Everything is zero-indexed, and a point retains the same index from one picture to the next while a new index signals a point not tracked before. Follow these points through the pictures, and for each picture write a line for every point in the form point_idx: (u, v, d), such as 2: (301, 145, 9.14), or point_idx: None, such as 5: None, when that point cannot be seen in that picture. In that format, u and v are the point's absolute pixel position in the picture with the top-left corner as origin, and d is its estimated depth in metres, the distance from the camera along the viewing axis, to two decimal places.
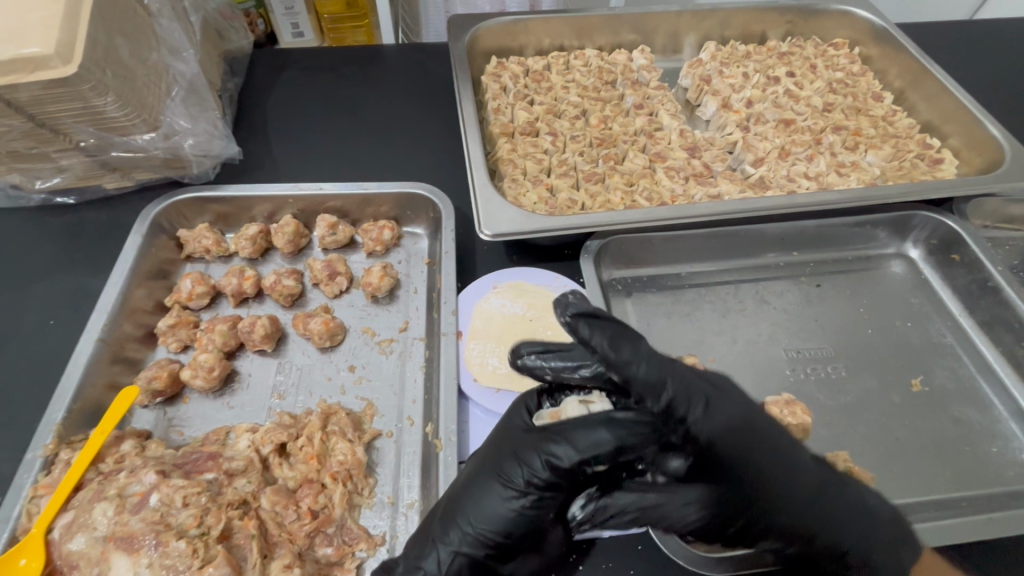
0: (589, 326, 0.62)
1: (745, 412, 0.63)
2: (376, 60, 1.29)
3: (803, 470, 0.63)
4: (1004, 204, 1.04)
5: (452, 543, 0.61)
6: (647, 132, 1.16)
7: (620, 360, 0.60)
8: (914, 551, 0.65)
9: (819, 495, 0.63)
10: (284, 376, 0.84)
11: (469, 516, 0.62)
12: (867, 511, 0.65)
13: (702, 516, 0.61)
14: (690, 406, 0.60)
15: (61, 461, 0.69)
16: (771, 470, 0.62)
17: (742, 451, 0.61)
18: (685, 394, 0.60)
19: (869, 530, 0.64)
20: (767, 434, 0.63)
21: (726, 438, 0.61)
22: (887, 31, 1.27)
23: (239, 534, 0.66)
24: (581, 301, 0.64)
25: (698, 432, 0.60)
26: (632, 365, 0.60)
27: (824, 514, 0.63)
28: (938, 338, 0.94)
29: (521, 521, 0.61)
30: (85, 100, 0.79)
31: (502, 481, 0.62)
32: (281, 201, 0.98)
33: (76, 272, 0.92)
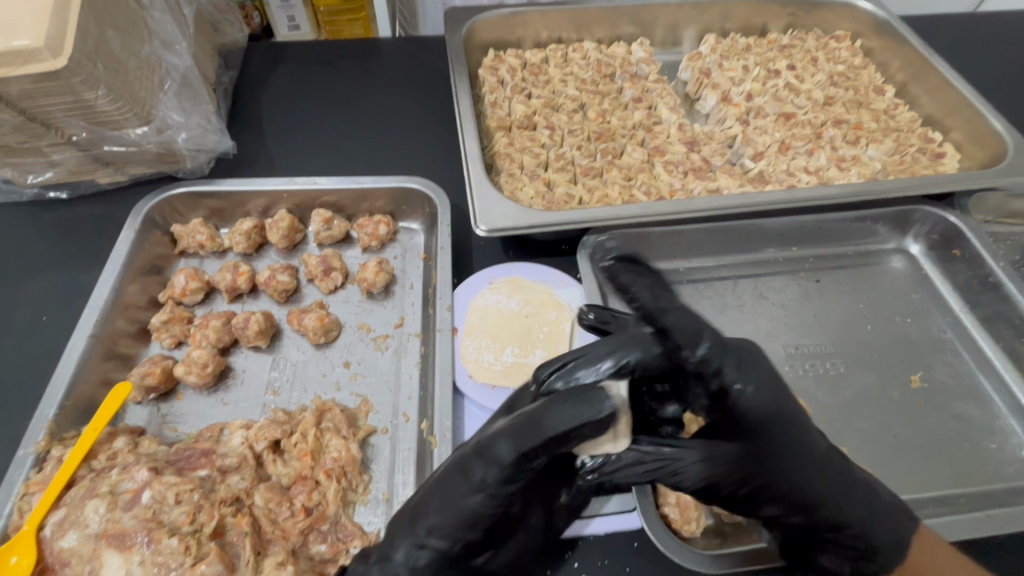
0: (629, 291, 0.79)
1: (773, 389, 0.69)
2: (373, 53, 1.27)
3: (812, 443, 0.66)
4: (1006, 198, 1.02)
5: (426, 538, 0.61)
6: (645, 126, 1.15)
7: (662, 324, 0.72)
8: (914, 522, 0.65)
9: (823, 469, 0.66)
10: (278, 373, 0.84)
11: (442, 512, 0.61)
12: (869, 488, 0.66)
13: (718, 474, 0.63)
14: (723, 362, 0.69)
15: (52, 458, 0.69)
16: (787, 443, 0.66)
17: (763, 416, 0.67)
18: (720, 351, 0.70)
19: (869, 504, 0.65)
20: (788, 412, 0.68)
21: (761, 398, 0.68)
22: (889, 24, 1.25)
23: (231, 531, 0.66)
24: (611, 276, 0.83)
25: (732, 383, 0.69)
26: (671, 333, 0.70)
27: (828, 488, 0.65)
28: (937, 334, 0.94)
29: (493, 515, 0.61)
30: (75, 93, 0.78)
31: (474, 479, 0.61)
32: (276, 196, 0.97)
33: (69, 268, 0.91)
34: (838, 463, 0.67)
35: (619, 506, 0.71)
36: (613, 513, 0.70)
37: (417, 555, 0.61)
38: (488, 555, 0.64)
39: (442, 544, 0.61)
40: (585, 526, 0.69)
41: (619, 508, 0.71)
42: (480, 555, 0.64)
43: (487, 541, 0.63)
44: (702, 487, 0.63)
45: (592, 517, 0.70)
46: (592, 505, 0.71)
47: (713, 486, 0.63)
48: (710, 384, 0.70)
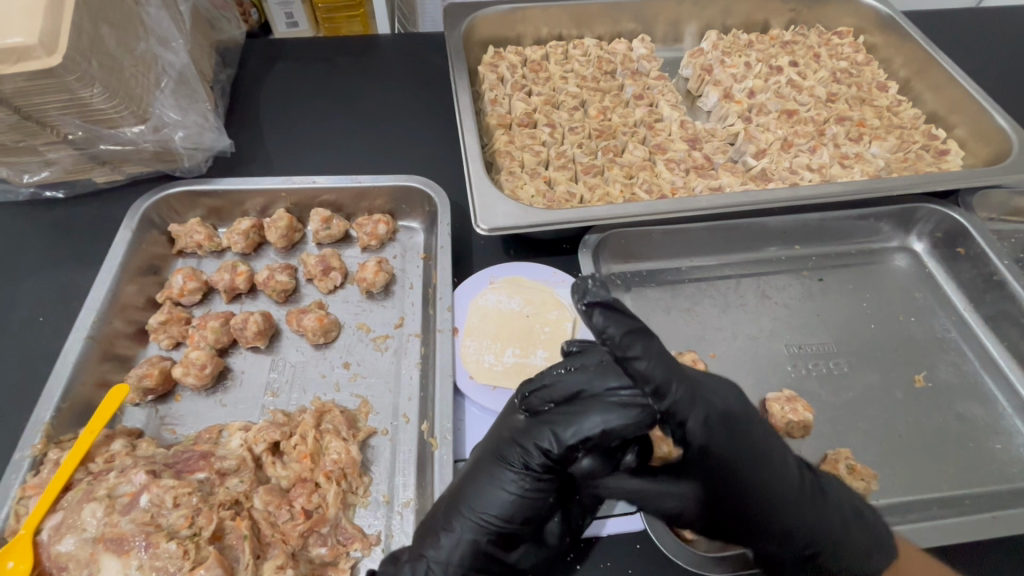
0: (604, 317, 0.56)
1: (745, 427, 0.59)
2: (372, 50, 1.26)
3: (789, 475, 0.62)
4: (1011, 196, 1.02)
5: (456, 532, 0.61)
6: (647, 123, 1.14)
7: (629, 353, 0.55)
8: (888, 557, 0.63)
9: (800, 504, 0.62)
10: (277, 374, 0.83)
11: (472, 505, 0.62)
12: (845, 519, 0.63)
13: (680, 506, 0.62)
14: (690, 416, 0.56)
15: (49, 461, 0.68)
16: (764, 478, 0.60)
17: (734, 459, 0.59)
18: (689, 402, 0.56)
19: (842, 535, 0.63)
20: (760, 445, 0.61)
21: (727, 446, 0.58)
22: (893, 20, 1.24)
23: (231, 535, 0.65)
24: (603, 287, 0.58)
25: (694, 440, 0.57)
26: (638, 362, 0.55)
27: (804, 523, 0.62)
28: (941, 333, 0.93)
29: (522, 506, 0.62)
30: (70, 91, 0.77)
31: (502, 469, 0.63)
32: (274, 195, 0.96)
33: (66, 268, 0.90)
34: (817, 489, 0.64)
35: (621, 507, 0.70)
36: (616, 514, 0.70)
37: (448, 548, 0.60)
38: (521, 552, 0.64)
39: (473, 537, 0.61)
40: (588, 527, 0.69)
41: (621, 509, 0.70)
42: (513, 552, 0.63)
43: (519, 535, 0.62)
44: (664, 514, 0.63)
45: (592, 518, 0.69)
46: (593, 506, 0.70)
47: (678, 515, 0.63)
48: (676, 432, 0.58)
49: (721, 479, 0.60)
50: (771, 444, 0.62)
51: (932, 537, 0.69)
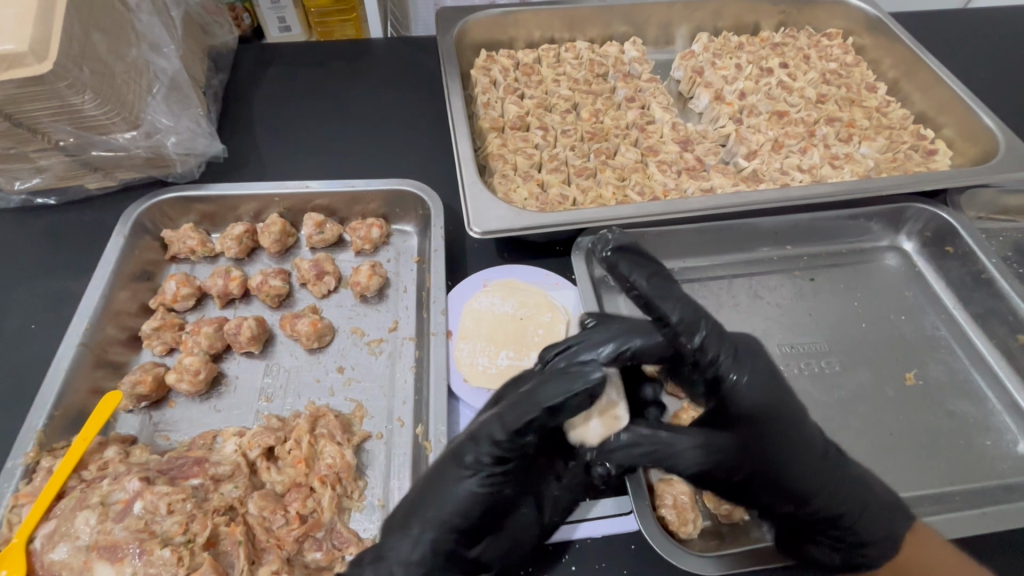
0: (628, 266, 0.71)
1: (771, 386, 0.69)
2: (364, 54, 1.26)
3: (812, 435, 0.68)
4: (999, 195, 1.03)
5: (417, 532, 0.62)
6: (639, 126, 1.15)
7: (659, 297, 0.69)
8: (909, 519, 0.67)
9: (824, 457, 0.68)
10: (271, 379, 0.83)
11: (435, 504, 0.62)
12: (865, 482, 0.68)
13: (721, 460, 0.64)
14: (721, 350, 0.69)
15: (42, 469, 0.68)
16: (790, 431, 0.67)
17: (765, 407, 0.68)
18: (717, 336, 0.69)
19: (868, 494, 0.67)
20: (786, 402, 0.69)
21: (756, 392, 0.68)
22: (880, 21, 1.26)
23: (225, 541, 0.65)
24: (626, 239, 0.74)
25: (728, 373, 0.68)
26: (665, 302, 0.69)
27: (820, 485, 0.66)
28: (932, 332, 0.94)
29: (477, 501, 0.62)
30: (61, 98, 0.77)
31: (459, 467, 0.63)
32: (267, 200, 0.96)
33: (58, 275, 0.90)
34: (838, 459, 0.69)
35: (615, 508, 0.70)
36: (611, 515, 0.70)
37: (408, 547, 0.61)
38: (484, 546, 0.64)
39: (434, 534, 0.62)
40: (583, 529, 0.69)
41: (616, 511, 0.70)
42: (475, 547, 0.64)
43: (479, 530, 0.63)
44: (700, 474, 0.64)
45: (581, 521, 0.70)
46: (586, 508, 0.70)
47: (701, 474, 0.64)
48: (708, 370, 0.70)
49: (760, 437, 0.66)
50: (806, 415, 0.70)
51: None
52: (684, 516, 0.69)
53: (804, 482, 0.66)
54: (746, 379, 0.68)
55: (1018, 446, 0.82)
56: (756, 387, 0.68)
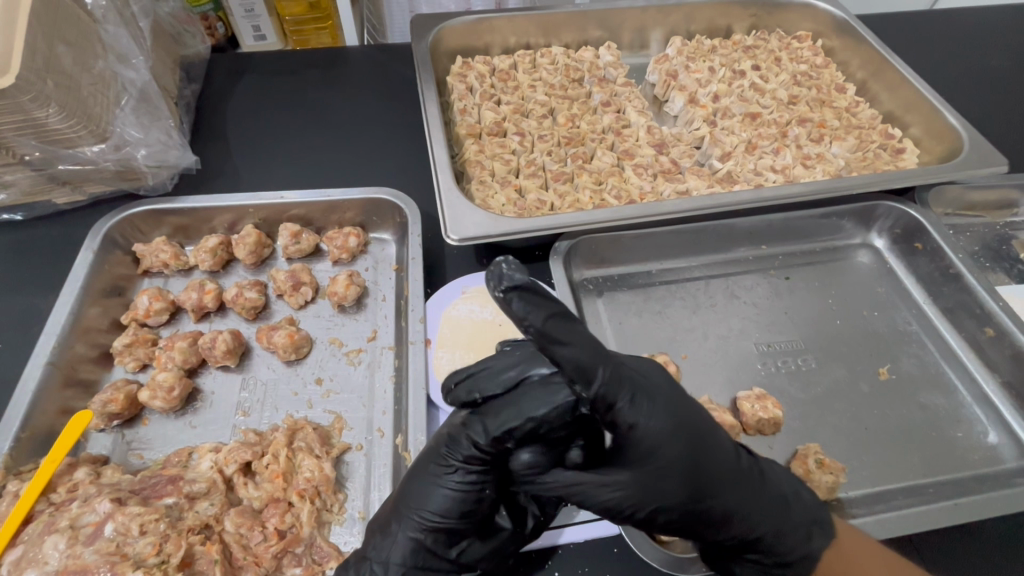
0: (523, 303, 0.52)
1: (676, 415, 0.59)
2: (339, 62, 1.26)
3: (723, 456, 0.62)
4: (965, 191, 1.05)
5: (396, 533, 0.61)
6: (615, 129, 1.16)
7: (552, 339, 0.53)
8: (829, 537, 0.65)
9: (734, 481, 0.62)
10: (248, 393, 0.82)
11: (414, 503, 0.61)
12: (782, 501, 0.64)
13: (617, 497, 0.58)
14: (617, 395, 0.57)
15: (9, 493, 0.66)
16: (700, 458, 0.60)
17: (668, 443, 0.58)
18: (615, 381, 0.56)
19: (785, 512, 0.64)
20: (690, 425, 0.60)
21: (660, 427, 0.58)
22: (848, 23, 1.28)
23: (201, 560, 0.64)
24: (518, 270, 0.52)
25: (623, 418, 0.57)
26: (560, 347, 0.53)
27: (740, 503, 0.61)
28: (903, 327, 0.96)
29: (460, 500, 0.60)
30: (25, 111, 0.76)
31: (441, 465, 0.61)
32: (242, 211, 0.95)
33: (26, 293, 0.88)
34: (755, 476, 0.64)
35: (597, 512, 0.71)
36: (593, 519, 0.70)
37: (386, 549, 0.61)
38: (465, 547, 0.63)
39: (412, 535, 0.61)
40: (562, 534, 0.69)
41: (598, 514, 0.70)
42: (455, 548, 0.62)
43: (460, 530, 0.62)
44: (604, 510, 0.59)
45: (562, 526, 0.69)
46: (568, 513, 0.71)
47: (614, 510, 0.59)
48: (605, 417, 0.58)
49: (664, 473, 0.58)
50: (716, 429, 0.63)
51: (901, 526, 0.70)
52: None
53: (721, 508, 0.61)
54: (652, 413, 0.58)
55: (988, 437, 0.84)
56: (658, 426, 0.58)
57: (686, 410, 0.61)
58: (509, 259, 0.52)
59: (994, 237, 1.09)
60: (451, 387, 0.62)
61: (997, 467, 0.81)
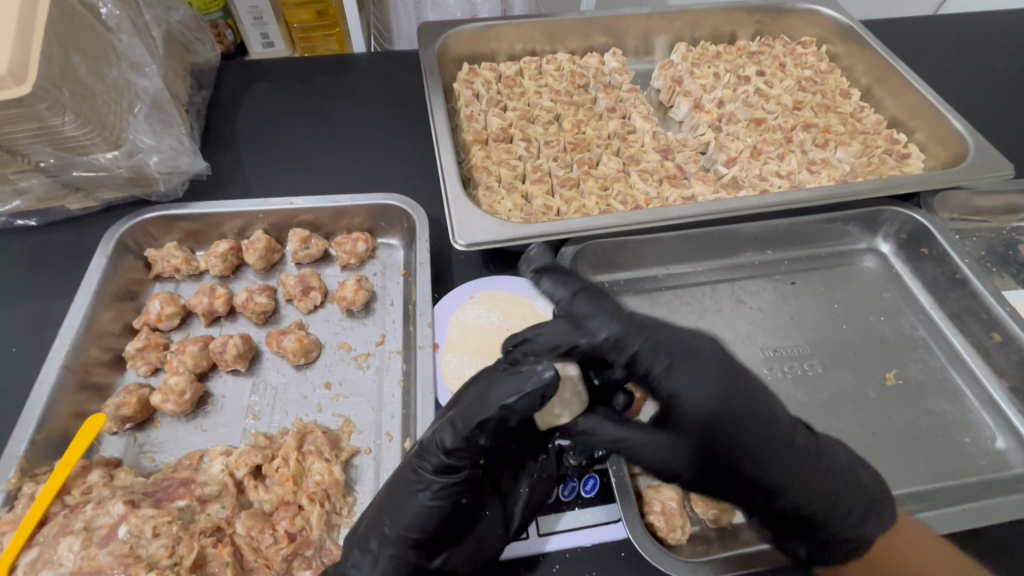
0: (552, 283, 0.75)
1: (725, 385, 0.67)
2: (347, 69, 1.27)
3: (779, 426, 0.67)
4: (971, 196, 1.06)
5: (376, 547, 0.63)
6: (620, 135, 1.17)
7: (582, 314, 0.70)
8: (884, 517, 0.67)
9: (788, 451, 0.66)
10: (258, 397, 0.83)
11: (387, 517, 0.63)
12: (834, 475, 0.68)
13: (671, 459, 0.65)
14: (654, 362, 0.67)
15: (24, 495, 0.67)
16: (747, 424, 0.66)
17: (715, 408, 0.65)
18: (651, 348, 0.67)
19: (835, 487, 0.67)
20: (742, 396, 0.67)
21: (705, 394, 0.66)
22: (852, 29, 1.29)
23: (213, 562, 0.65)
24: (540, 255, 0.82)
25: (663, 383, 0.67)
26: (592, 320, 0.69)
27: (790, 473, 0.66)
28: (910, 332, 0.96)
29: (432, 514, 0.63)
30: (41, 120, 0.77)
31: (410, 479, 0.64)
32: (252, 216, 0.96)
33: (40, 297, 0.89)
34: (808, 451, 0.67)
35: (604, 516, 0.71)
36: (599, 523, 0.71)
37: (367, 563, 0.62)
38: (445, 557, 0.64)
39: (392, 551, 0.62)
40: (557, 540, 0.69)
41: (605, 519, 0.71)
42: (437, 558, 0.64)
43: (437, 541, 0.63)
44: (661, 471, 0.66)
45: (567, 530, 0.70)
46: (574, 517, 0.71)
47: (672, 470, 0.65)
48: (648, 381, 0.67)
49: (713, 433, 0.65)
50: (774, 403, 0.69)
51: None
52: (672, 522, 0.69)
53: (771, 473, 0.65)
54: (702, 384, 0.66)
55: (996, 442, 0.84)
56: (708, 392, 0.66)
57: (741, 382, 0.67)
58: (538, 250, 0.88)
59: (1000, 242, 1.10)
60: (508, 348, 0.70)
61: (1005, 472, 0.81)
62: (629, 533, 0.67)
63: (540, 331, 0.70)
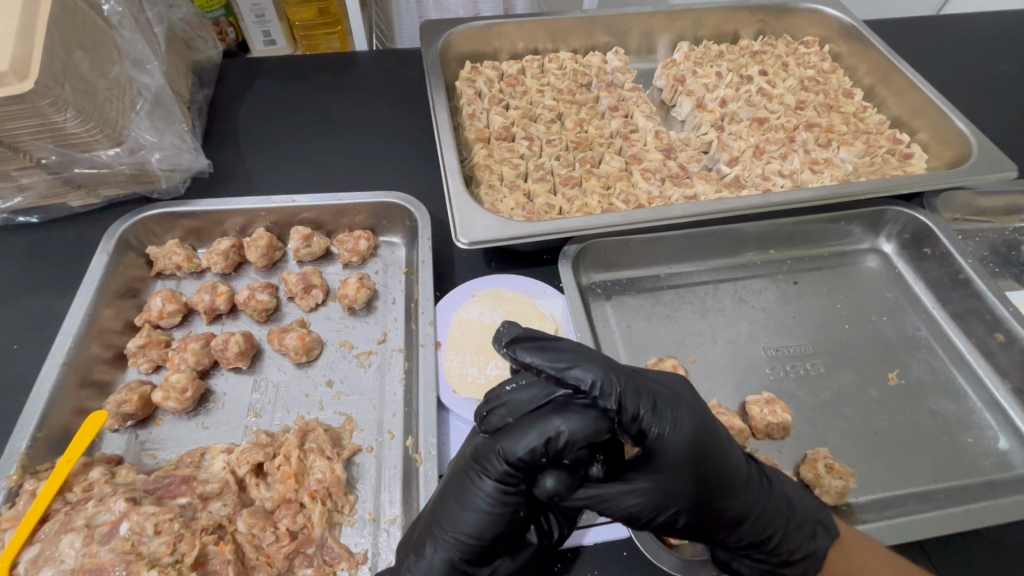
0: (528, 349, 0.60)
1: (698, 421, 0.62)
2: (349, 67, 1.27)
3: (739, 464, 0.63)
4: (974, 196, 1.06)
5: (431, 555, 0.61)
6: (623, 134, 1.16)
7: (563, 368, 0.58)
8: (833, 536, 0.66)
9: (750, 485, 0.63)
10: (260, 394, 0.83)
11: (447, 525, 0.61)
12: (788, 503, 0.65)
13: (642, 503, 0.59)
14: (639, 406, 0.59)
15: (25, 492, 0.67)
16: (716, 464, 0.61)
17: (690, 451, 0.60)
18: (633, 391, 0.59)
19: (791, 513, 0.65)
20: (711, 432, 0.62)
21: (683, 437, 0.60)
22: (855, 29, 1.29)
23: (215, 559, 0.65)
24: (513, 325, 0.63)
25: (649, 427, 0.59)
26: (573, 371, 0.58)
27: (755, 505, 0.63)
28: (912, 332, 0.96)
29: (493, 521, 0.60)
30: (43, 116, 0.77)
31: (472, 486, 0.61)
32: (254, 214, 0.95)
33: (42, 294, 0.89)
34: (767, 483, 0.65)
35: (606, 516, 0.71)
36: (602, 522, 0.70)
37: (422, 570, 0.60)
38: (496, 563, 0.64)
39: (448, 556, 0.60)
40: (571, 537, 0.69)
41: (608, 518, 0.71)
42: (487, 565, 0.63)
43: (493, 550, 0.61)
44: (627, 516, 0.60)
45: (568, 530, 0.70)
46: (576, 517, 0.71)
47: (636, 514, 0.60)
48: (630, 427, 0.59)
49: (686, 475, 0.60)
50: (729, 436, 0.65)
51: (913, 531, 0.70)
52: None
53: (736, 510, 0.62)
54: (676, 425, 0.60)
55: (999, 443, 0.84)
56: (682, 435, 0.60)
57: (707, 418, 0.63)
58: (507, 323, 0.63)
59: (1003, 243, 1.10)
60: (482, 413, 0.63)
61: (1008, 473, 0.81)
62: (632, 533, 0.67)
63: (516, 393, 0.62)
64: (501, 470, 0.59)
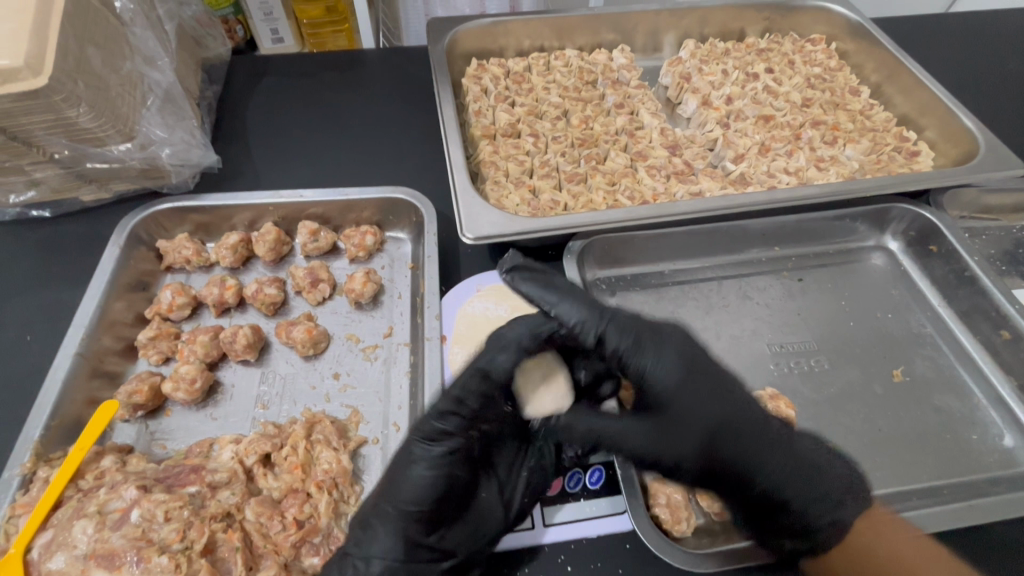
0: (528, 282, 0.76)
1: (685, 364, 0.71)
2: (356, 64, 1.28)
3: (733, 407, 0.71)
4: (981, 194, 1.05)
5: (375, 527, 0.65)
6: (628, 131, 1.16)
7: (552, 305, 0.74)
8: (859, 500, 0.68)
9: (750, 431, 0.70)
10: (267, 386, 0.84)
11: (390, 496, 0.65)
12: (799, 460, 0.70)
13: (642, 442, 0.68)
14: (622, 340, 0.71)
15: (39, 479, 0.68)
16: (707, 403, 0.70)
17: (680, 387, 0.70)
18: (618, 330, 0.72)
19: (801, 471, 0.69)
20: (700, 376, 0.71)
21: (665, 378, 0.71)
22: (862, 26, 1.28)
23: (223, 547, 0.66)
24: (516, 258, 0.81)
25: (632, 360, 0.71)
26: (562, 308, 0.73)
27: (755, 450, 0.69)
28: (918, 329, 0.96)
29: (429, 484, 0.65)
30: (56, 111, 0.78)
31: (406, 454, 0.67)
32: (262, 209, 0.97)
33: (54, 287, 0.90)
34: (772, 434, 0.70)
35: (609, 508, 0.71)
36: (605, 515, 0.71)
37: (371, 541, 0.64)
38: (443, 535, 0.66)
39: (393, 522, 0.64)
40: (573, 530, 0.70)
41: (612, 510, 0.71)
42: (433, 534, 0.66)
43: (436, 515, 0.66)
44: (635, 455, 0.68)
45: (570, 522, 0.70)
46: (581, 508, 0.71)
47: (641, 455, 0.68)
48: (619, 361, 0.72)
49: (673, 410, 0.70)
50: (727, 387, 0.73)
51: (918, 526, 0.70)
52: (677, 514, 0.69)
53: (735, 452, 0.69)
54: (660, 366, 0.71)
55: (1003, 440, 0.84)
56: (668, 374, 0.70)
57: (700, 363, 0.72)
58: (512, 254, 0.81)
59: (1011, 241, 1.09)
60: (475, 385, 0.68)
61: (1012, 470, 0.81)
62: (635, 524, 0.67)
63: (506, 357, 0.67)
64: (434, 433, 0.67)
